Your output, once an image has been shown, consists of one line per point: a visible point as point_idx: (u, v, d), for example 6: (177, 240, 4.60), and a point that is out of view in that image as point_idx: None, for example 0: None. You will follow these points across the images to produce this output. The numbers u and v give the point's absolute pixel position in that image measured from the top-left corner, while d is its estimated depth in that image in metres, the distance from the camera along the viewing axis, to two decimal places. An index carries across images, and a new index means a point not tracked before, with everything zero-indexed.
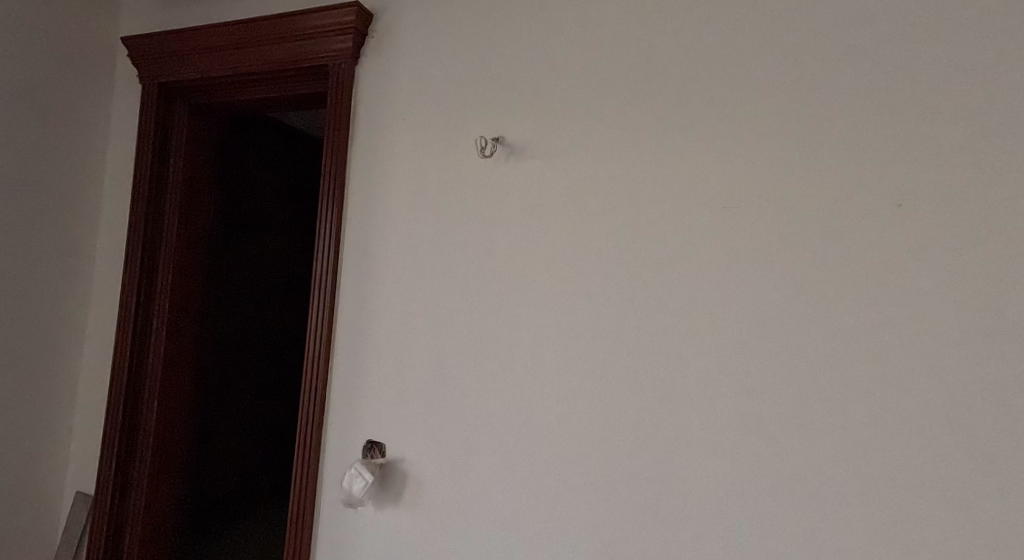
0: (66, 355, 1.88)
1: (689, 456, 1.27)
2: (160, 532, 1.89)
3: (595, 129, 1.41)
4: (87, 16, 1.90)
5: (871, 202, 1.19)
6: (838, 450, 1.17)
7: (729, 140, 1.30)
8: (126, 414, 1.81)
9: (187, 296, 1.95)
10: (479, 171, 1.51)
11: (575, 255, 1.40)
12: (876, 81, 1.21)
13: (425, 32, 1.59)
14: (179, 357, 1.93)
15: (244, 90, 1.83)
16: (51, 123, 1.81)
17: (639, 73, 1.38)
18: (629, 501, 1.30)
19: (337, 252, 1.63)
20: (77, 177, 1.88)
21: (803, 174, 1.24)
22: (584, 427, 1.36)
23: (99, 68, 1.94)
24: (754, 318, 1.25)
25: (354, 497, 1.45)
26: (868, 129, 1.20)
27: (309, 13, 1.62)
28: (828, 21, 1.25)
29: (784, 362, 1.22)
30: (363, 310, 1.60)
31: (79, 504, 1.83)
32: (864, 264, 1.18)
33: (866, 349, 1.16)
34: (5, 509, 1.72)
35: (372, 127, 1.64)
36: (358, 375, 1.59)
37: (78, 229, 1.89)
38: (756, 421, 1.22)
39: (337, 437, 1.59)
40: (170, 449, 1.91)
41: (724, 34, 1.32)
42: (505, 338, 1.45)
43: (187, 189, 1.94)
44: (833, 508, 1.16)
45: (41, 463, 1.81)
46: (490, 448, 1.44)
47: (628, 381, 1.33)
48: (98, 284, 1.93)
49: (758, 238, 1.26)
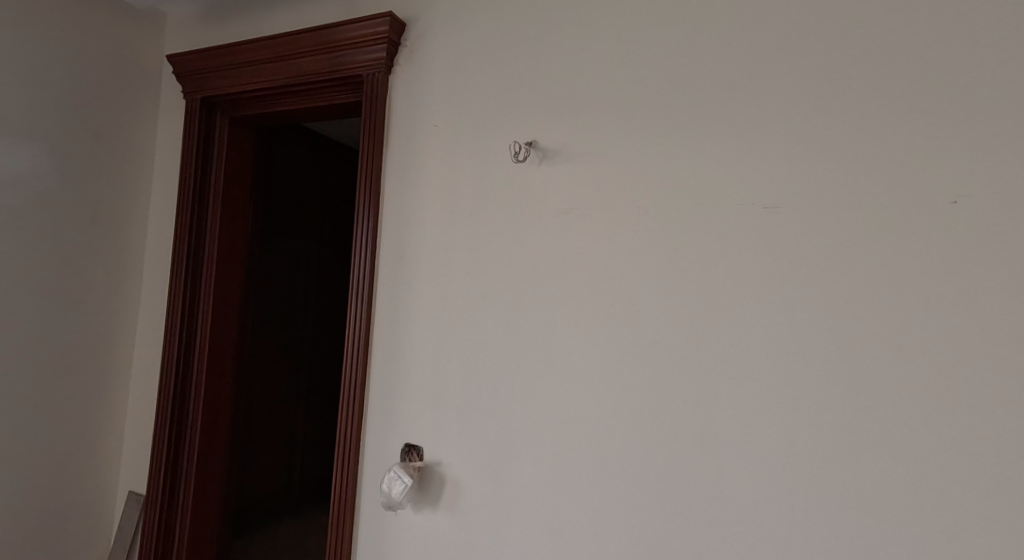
0: (118, 360, 1.94)
1: (732, 469, 1.23)
2: (208, 531, 1.96)
3: (634, 132, 1.37)
4: (132, 31, 1.94)
5: (918, 210, 1.14)
6: (879, 462, 1.14)
7: (773, 146, 1.25)
8: (172, 420, 1.87)
9: (228, 299, 1.99)
10: (511, 175, 1.48)
11: (609, 260, 1.37)
12: (932, 86, 1.15)
13: (457, 37, 1.57)
14: (223, 363, 1.98)
15: (281, 102, 1.85)
16: (101, 138, 1.87)
17: (679, 76, 1.34)
18: (663, 510, 1.28)
19: (374, 258, 1.61)
20: (124, 188, 1.94)
21: (847, 181, 1.20)
22: (619, 433, 1.33)
23: (145, 83, 1.99)
24: (798, 331, 1.21)
25: (394, 500, 1.43)
26: (922, 138, 1.15)
27: (343, 24, 1.62)
28: (881, 23, 1.19)
29: (825, 375, 1.18)
30: (399, 314, 1.58)
31: (131, 504, 1.91)
32: (908, 274, 1.14)
33: (909, 362, 1.13)
34: (62, 509, 1.82)
35: (406, 132, 1.61)
36: (396, 379, 1.56)
37: (127, 238, 1.95)
38: (796, 432, 1.19)
39: (375, 440, 1.57)
40: (214, 449, 1.96)
41: (768, 36, 1.27)
42: (540, 342, 1.42)
43: (228, 198, 1.97)
44: (874, 520, 1.13)
45: (96, 465, 1.90)
46: (528, 454, 1.40)
47: (666, 388, 1.29)
48: (147, 292, 1.99)
49: (803, 248, 1.21)
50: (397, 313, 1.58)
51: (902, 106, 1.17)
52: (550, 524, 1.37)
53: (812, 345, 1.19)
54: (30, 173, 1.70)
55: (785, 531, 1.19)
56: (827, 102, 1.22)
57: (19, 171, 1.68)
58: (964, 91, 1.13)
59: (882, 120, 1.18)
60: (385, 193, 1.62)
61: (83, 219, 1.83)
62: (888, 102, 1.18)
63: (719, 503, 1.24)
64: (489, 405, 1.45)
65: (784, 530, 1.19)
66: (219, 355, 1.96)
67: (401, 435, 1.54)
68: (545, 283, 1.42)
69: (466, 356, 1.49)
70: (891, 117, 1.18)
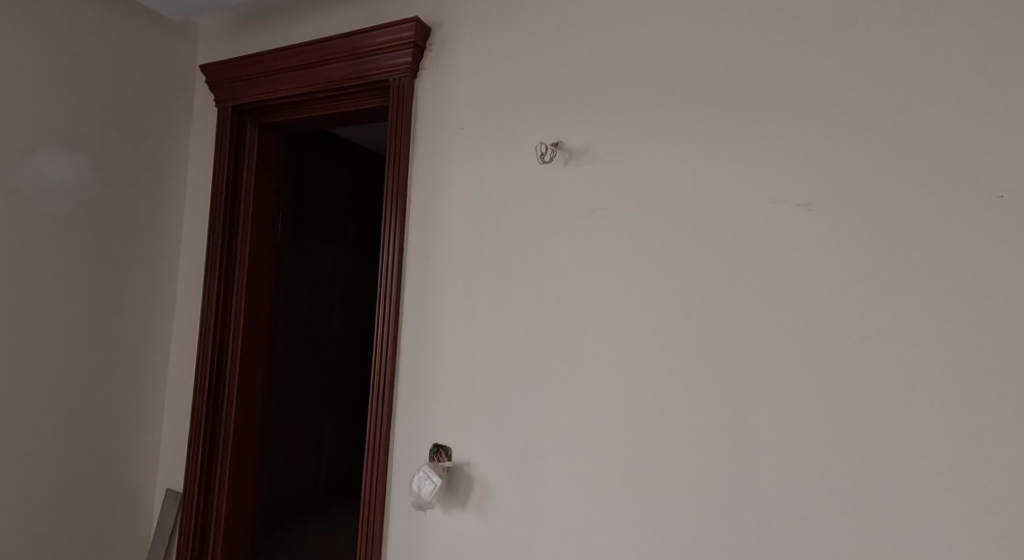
0: (155, 361, 2.00)
1: (764, 469, 1.22)
2: (241, 530, 2.00)
3: (660, 131, 1.37)
4: (166, 42, 2.00)
5: (948, 207, 1.13)
6: (911, 463, 1.12)
7: (802, 141, 1.24)
8: (207, 421, 1.92)
9: (260, 302, 2.03)
10: (537, 177, 1.49)
11: (637, 258, 1.36)
12: (964, 80, 1.14)
13: (482, 40, 1.58)
14: (255, 365, 2.02)
15: (309, 109, 1.89)
16: (137, 146, 1.92)
17: (704, 75, 1.33)
18: (693, 509, 1.27)
19: (402, 259, 1.63)
20: (159, 194, 1.99)
21: (875, 179, 1.18)
22: (647, 432, 1.32)
23: (179, 93, 2.04)
24: (831, 329, 1.19)
25: (424, 500, 1.44)
26: (953, 132, 1.14)
27: (369, 31, 1.64)
28: (908, 19, 1.18)
29: (856, 374, 1.17)
30: (427, 315, 1.59)
31: (169, 502, 1.96)
32: (938, 272, 1.13)
33: (941, 361, 1.12)
34: (103, 506, 1.88)
35: (432, 135, 1.63)
36: (424, 380, 1.58)
37: (163, 243, 2.00)
38: (827, 432, 1.18)
39: (405, 440, 1.59)
40: (247, 451, 2.00)
41: (794, 33, 1.26)
42: (567, 342, 1.42)
43: (258, 203, 2.01)
44: (907, 521, 1.12)
45: (135, 464, 1.95)
46: (556, 454, 1.41)
47: (694, 388, 1.29)
48: (182, 296, 2.04)
49: (837, 245, 1.20)
50: (425, 314, 1.60)
51: (935, 100, 1.15)
52: (579, 523, 1.37)
53: (845, 341, 1.18)
54: (72, 181, 1.76)
55: (819, 530, 1.17)
56: (857, 96, 1.21)
57: (62, 180, 1.74)
58: (993, 87, 1.12)
59: (912, 116, 1.17)
60: (412, 195, 1.64)
61: (121, 225, 1.89)
62: (918, 96, 1.16)
63: (751, 503, 1.23)
64: (517, 405, 1.46)
65: (819, 530, 1.17)
66: (251, 358, 2.00)
67: (430, 435, 1.56)
68: (571, 283, 1.43)
69: (494, 357, 1.50)
70: (920, 113, 1.16)
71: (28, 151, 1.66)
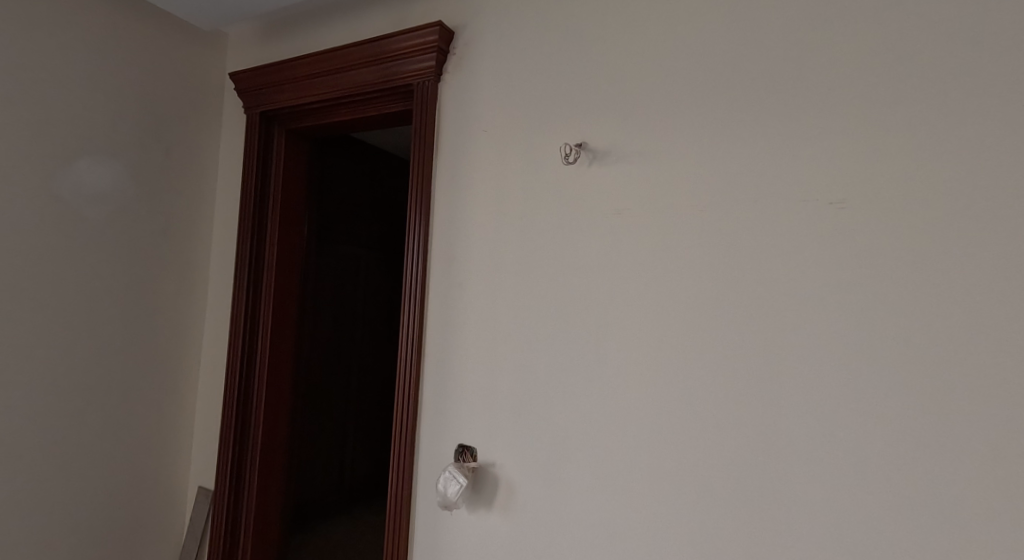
0: (187, 362, 2.04)
1: (794, 469, 1.21)
2: (270, 529, 2.03)
3: (685, 129, 1.36)
4: (197, 50, 2.05)
5: (976, 207, 1.11)
6: (940, 465, 1.11)
7: (826, 141, 1.23)
8: (237, 421, 1.95)
9: (287, 305, 2.06)
10: (561, 179, 1.49)
11: (660, 258, 1.36)
12: (989, 78, 1.12)
13: (504, 43, 1.60)
14: (283, 366, 2.06)
15: (334, 114, 1.92)
16: (170, 152, 1.97)
17: (727, 76, 1.33)
18: (720, 512, 1.26)
19: (426, 260, 1.64)
20: (190, 198, 2.04)
21: (902, 177, 1.17)
22: (673, 433, 1.32)
23: (210, 98, 2.09)
24: (863, 327, 1.17)
25: (449, 500, 1.45)
26: (981, 131, 1.12)
27: (393, 36, 1.66)
28: (933, 16, 1.17)
29: (882, 376, 1.16)
30: (452, 316, 1.61)
31: (201, 499, 2.00)
32: (965, 273, 1.11)
33: (969, 363, 1.10)
34: (138, 502, 1.92)
35: (456, 138, 1.65)
36: (449, 381, 1.59)
37: (194, 246, 2.05)
38: (853, 434, 1.17)
39: (430, 440, 1.60)
40: (275, 452, 2.03)
41: (818, 32, 1.25)
42: (592, 343, 1.42)
43: (285, 208, 2.05)
44: (936, 526, 1.10)
45: (169, 461, 2.00)
46: (582, 455, 1.41)
47: (720, 390, 1.28)
48: (212, 297, 2.08)
49: (866, 242, 1.18)
50: (450, 315, 1.61)
51: (965, 93, 1.13)
52: (606, 525, 1.37)
53: (876, 340, 1.16)
54: (110, 187, 1.81)
55: (851, 532, 1.16)
56: (888, 89, 1.19)
57: (98, 187, 1.79)
58: (1020, 86, 1.10)
59: (938, 115, 1.15)
60: (436, 198, 1.66)
61: (155, 229, 1.94)
62: (943, 94, 1.15)
63: (781, 504, 1.21)
64: (543, 405, 1.47)
65: (847, 535, 1.16)
66: (278, 360, 2.03)
67: (455, 436, 1.57)
68: (597, 284, 1.43)
69: (519, 358, 1.51)
70: (943, 113, 1.15)
71: (68, 160, 1.72)
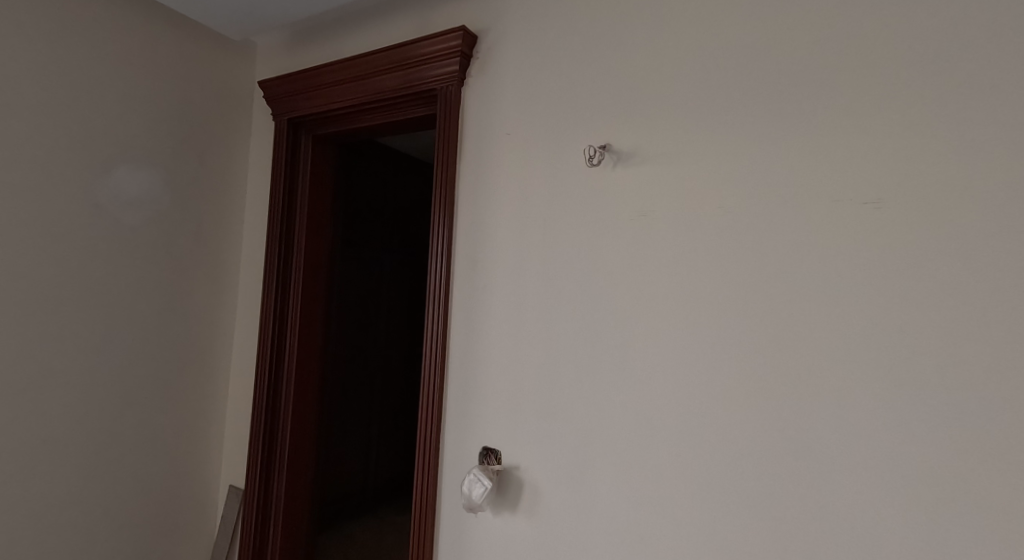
0: (218, 364, 2.09)
1: (825, 474, 1.18)
2: (297, 530, 2.06)
3: (710, 131, 1.35)
4: (226, 57, 2.09)
5: (1010, 209, 1.08)
6: (973, 474, 1.08)
7: (853, 140, 1.21)
8: (266, 422, 1.99)
9: (314, 308, 2.09)
10: (585, 181, 1.49)
11: (686, 259, 1.35)
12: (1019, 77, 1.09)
13: (526, 47, 1.60)
14: (310, 369, 2.08)
15: (359, 120, 1.94)
16: (203, 158, 2.02)
17: (750, 77, 1.31)
18: (747, 517, 1.24)
19: (450, 263, 1.65)
20: (221, 203, 2.08)
21: (932, 179, 1.14)
22: (699, 437, 1.30)
23: (239, 104, 2.13)
24: (895, 332, 1.15)
25: (474, 502, 1.46)
26: (1012, 132, 1.09)
27: (417, 42, 1.68)
28: (962, 14, 1.14)
29: (912, 381, 1.13)
30: (476, 319, 1.61)
31: (232, 499, 2.04)
32: (998, 277, 1.08)
33: (1002, 369, 1.07)
34: (173, 500, 1.97)
35: (479, 141, 1.66)
36: (474, 383, 1.60)
37: (224, 250, 2.09)
38: (884, 440, 1.14)
39: (455, 442, 1.61)
40: (302, 454, 2.06)
41: (844, 30, 1.23)
42: (617, 345, 1.42)
43: (312, 213, 2.08)
44: (968, 536, 1.07)
45: (201, 460, 2.05)
46: (608, 459, 1.40)
47: (748, 393, 1.26)
48: (243, 298, 2.12)
49: (898, 244, 1.16)
50: (474, 317, 1.62)
51: (995, 93, 1.10)
52: (632, 531, 1.36)
53: (908, 343, 1.14)
54: (147, 193, 1.87)
55: (881, 540, 1.13)
56: (920, 88, 1.16)
57: (136, 194, 1.84)
58: None
59: (967, 114, 1.12)
60: (460, 201, 1.67)
61: (189, 233, 1.99)
62: (973, 94, 1.12)
63: (809, 510, 1.19)
64: (567, 408, 1.46)
65: (877, 543, 1.13)
66: (306, 362, 2.06)
67: (480, 438, 1.57)
68: (622, 286, 1.42)
69: (542, 361, 1.51)
70: (973, 113, 1.12)
71: (109, 169, 1.77)
